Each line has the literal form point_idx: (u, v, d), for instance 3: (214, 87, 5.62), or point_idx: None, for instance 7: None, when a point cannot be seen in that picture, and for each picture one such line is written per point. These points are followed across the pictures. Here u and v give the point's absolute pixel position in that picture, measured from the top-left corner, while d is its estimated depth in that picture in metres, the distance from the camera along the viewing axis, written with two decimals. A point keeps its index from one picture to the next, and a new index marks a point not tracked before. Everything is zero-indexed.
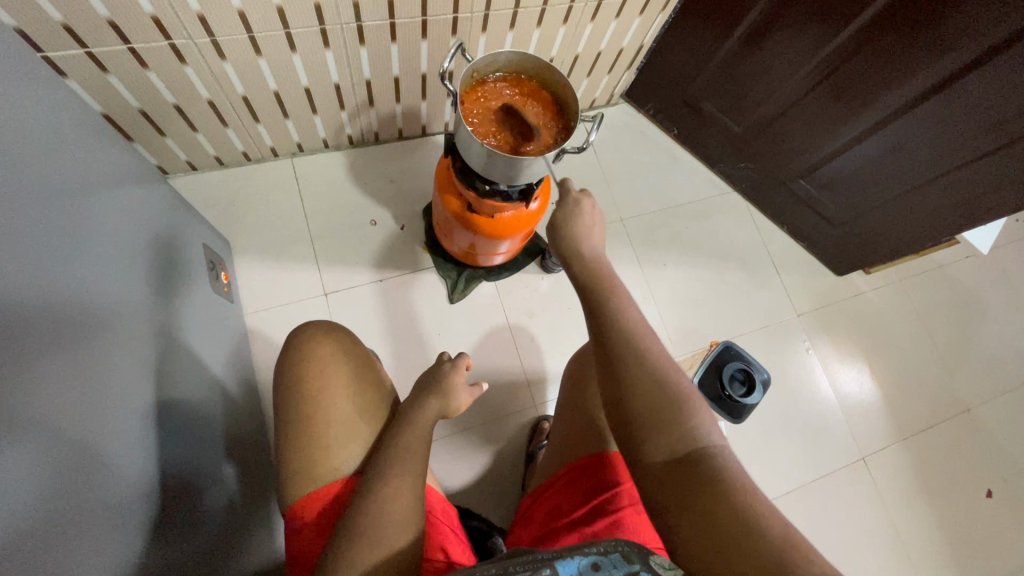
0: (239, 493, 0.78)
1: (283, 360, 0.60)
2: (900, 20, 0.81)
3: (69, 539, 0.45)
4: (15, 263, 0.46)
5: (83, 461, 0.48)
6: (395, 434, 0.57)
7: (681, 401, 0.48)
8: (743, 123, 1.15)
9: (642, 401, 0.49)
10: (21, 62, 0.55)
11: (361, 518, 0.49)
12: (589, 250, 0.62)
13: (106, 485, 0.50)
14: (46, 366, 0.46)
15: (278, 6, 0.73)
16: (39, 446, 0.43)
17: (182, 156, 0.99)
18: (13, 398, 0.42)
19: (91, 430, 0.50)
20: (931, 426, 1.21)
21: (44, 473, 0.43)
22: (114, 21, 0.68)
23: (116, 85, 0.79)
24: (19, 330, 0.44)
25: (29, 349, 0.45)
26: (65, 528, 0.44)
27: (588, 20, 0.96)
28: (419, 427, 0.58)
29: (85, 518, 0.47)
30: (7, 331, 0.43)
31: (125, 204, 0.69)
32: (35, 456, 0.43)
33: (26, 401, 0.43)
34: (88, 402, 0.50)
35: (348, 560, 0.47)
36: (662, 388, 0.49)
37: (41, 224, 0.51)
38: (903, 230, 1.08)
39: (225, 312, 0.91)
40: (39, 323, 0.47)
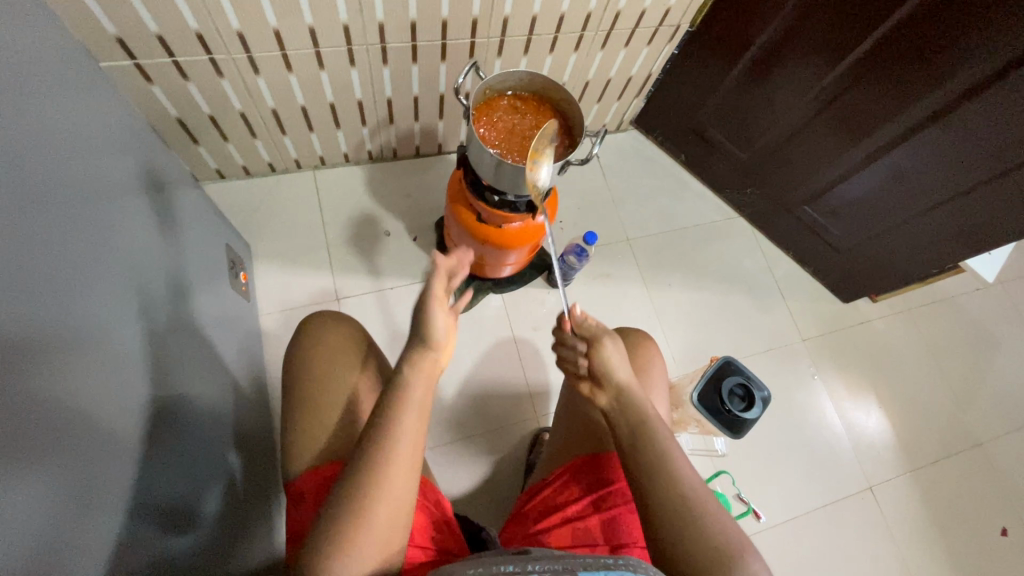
0: (243, 483, 0.80)
1: (292, 347, 0.64)
2: (896, 52, 0.86)
3: (100, 503, 0.47)
4: (70, 242, 0.50)
5: (116, 421, 0.52)
6: (383, 409, 0.50)
7: (729, 552, 0.49)
8: (748, 150, 1.19)
9: (687, 545, 0.50)
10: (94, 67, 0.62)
11: (351, 503, 0.46)
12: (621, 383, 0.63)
13: (132, 455, 0.53)
14: (91, 328, 0.51)
15: (311, 27, 0.79)
16: (80, 408, 0.47)
17: (212, 164, 1.06)
18: (70, 355, 0.47)
19: (121, 399, 0.53)
20: (942, 458, 1.19)
21: (83, 429, 0.47)
22: (162, 36, 0.75)
23: (158, 95, 0.85)
24: (75, 304, 0.49)
25: (82, 314, 0.49)
26: (98, 495, 0.47)
27: (598, 48, 1.02)
28: (417, 396, 0.51)
29: (115, 485, 0.50)
30: (68, 292, 0.48)
31: (163, 200, 0.74)
32: (79, 414, 0.47)
33: (80, 360, 0.48)
34: (120, 374, 0.54)
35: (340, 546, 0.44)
36: (709, 537, 0.50)
37: (91, 208, 0.55)
38: (908, 258, 1.09)
39: (242, 311, 0.95)
40: (89, 290, 0.51)
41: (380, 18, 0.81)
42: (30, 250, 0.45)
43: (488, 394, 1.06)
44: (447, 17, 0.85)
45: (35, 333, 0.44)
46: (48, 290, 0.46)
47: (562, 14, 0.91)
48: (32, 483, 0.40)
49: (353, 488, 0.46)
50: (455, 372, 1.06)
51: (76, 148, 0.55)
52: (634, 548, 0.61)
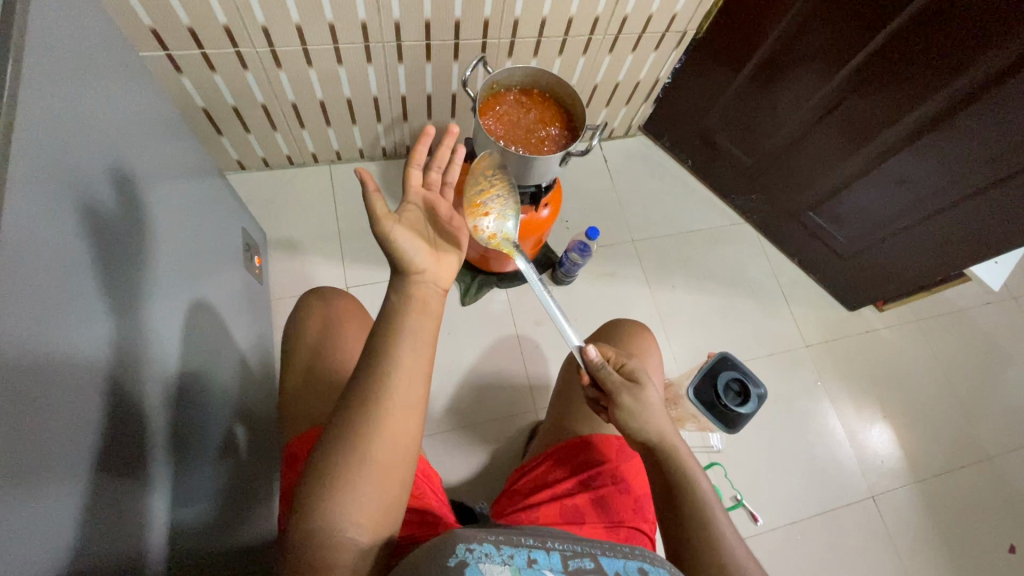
0: (250, 454, 0.83)
1: (300, 317, 0.74)
2: (895, 58, 0.88)
3: (133, 439, 0.51)
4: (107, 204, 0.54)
5: (145, 368, 0.55)
6: (372, 367, 0.49)
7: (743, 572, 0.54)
8: (753, 155, 1.20)
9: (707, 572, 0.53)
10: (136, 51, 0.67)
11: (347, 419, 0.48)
12: (653, 427, 0.60)
13: (159, 402, 0.57)
14: (134, 279, 0.55)
15: (331, 23, 0.84)
16: (121, 350, 0.51)
17: (233, 155, 1.11)
18: (119, 301, 0.51)
19: (151, 351, 0.57)
20: (949, 470, 1.17)
21: (123, 369, 0.51)
22: (193, 29, 0.80)
23: (187, 86, 0.91)
24: (122, 266, 0.53)
25: (127, 266, 0.54)
26: (133, 432, 0.51)
27: (606, 52, 1.05)
28: (407, 349, 0.50)
29: (145, 427, 0.54)
30: (117, 244, 0.53)
31: (192, 179, 0.78)
32: (121, 355, 0.51)
33: (124, 306, 0.52)
34: (150, 328, 0.58)
35: (328, 461, 0.47)
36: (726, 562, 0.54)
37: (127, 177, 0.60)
38: (912, 265, 1.09)
39: (255, 293, 0.99)
40: (133, 246, 0.56)
41: (396, 17, 0.86)
42: (97, 205, 0.50)
43: (489, 385, 1.08)
44: (460, 17, 0.89)
45: (97, 274, 0.48)
46: (106, 241, 0.51)
47: (570, 18, 0.95)
48: (94, 432, 0.45)
49: (349, 448, 0.47)
50: (457, 363, 1.08)
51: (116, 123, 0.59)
52: (618, 528, 0.62)
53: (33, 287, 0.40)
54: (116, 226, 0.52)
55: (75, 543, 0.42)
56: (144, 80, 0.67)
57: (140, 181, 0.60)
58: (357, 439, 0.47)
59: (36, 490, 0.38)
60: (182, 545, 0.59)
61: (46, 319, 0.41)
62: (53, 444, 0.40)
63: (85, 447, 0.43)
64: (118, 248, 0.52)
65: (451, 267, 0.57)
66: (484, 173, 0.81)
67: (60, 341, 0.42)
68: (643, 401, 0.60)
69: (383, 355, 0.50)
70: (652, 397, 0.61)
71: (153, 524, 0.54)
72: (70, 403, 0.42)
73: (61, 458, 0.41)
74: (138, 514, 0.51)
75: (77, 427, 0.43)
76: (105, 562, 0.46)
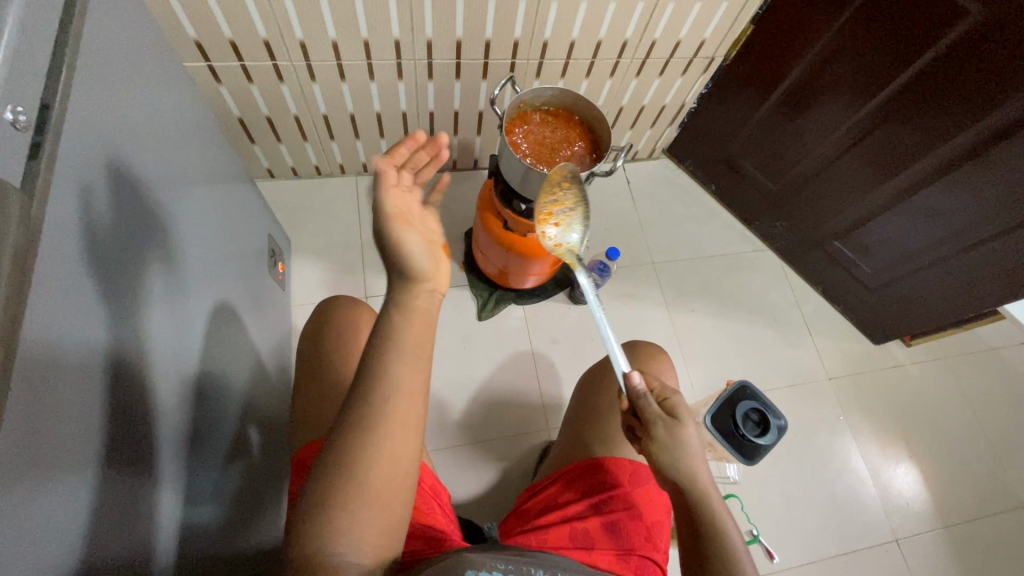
0: (263, 457, 0.83)
1: (316, 325, 0.75)
2: (925, 91, 0.87)
3: (151, 438, 0.52)
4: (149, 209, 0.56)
5: (167, 368, 0.56)
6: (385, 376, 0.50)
7: None
8: (778, 182, 1.19)
9: None
10: (179, 60, 0.69)
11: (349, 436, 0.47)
12: (688, 462, 0.59)
13: (178, 403, 0.58)
14: (162, 280, 0.56)
15: (365, 40, 0.86)
16: (144, 349, 0.52)
17: (264, 163, 1.14)
18: (146, 300, 0.53)
19: (175, 352, 0.58)
20: (978, 517, 1.12)
21: (146, 369, 0.52)
22: (234, 42, 0.83)
23: (224, 95, 0.94)
24: (148, 267, 0.54)
25: (157, 268, 0.55)
26: (151, 431, 0.52)
27: (633, 75, 1.06)
28: (407, 365, 0.49)
29: (163, 428, 0.55)
30: (150, 246, 0.54)
31: (223, 185, 0.80)
32: (145, 354, 0.52)
33: (152, 306, 0.54)
34: (176, 328, 0.59)
35: (330, 480, 0.46)
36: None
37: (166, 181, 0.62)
38: (942, 300, 1.06)
39: (277, 298, 1.01)
40: (164, 248, 0.57)
41: (429, 36, 0.88)
42: (133, 207, 0.52)
43: (502, 403, 1.07)
44: (491, 37, 0.91)
45: (129, 275, 0.50)
46: (139, 242, 0.52)
47: (599, 41, 0.96)
48: (119, 428, 0.46)
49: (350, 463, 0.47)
50: (470, 378, 1.08)
51: (160, 128, 0.62)
52: (629, 556, 0.60)
53: (65, 281, 0.41)
54: (146, 228, 0.54)
55: (86, 539, 0.42)
56: (186, 89, 0.70)
57: (173, 185, 0.62)
58: (358, 459, 0.47)
59: (48, 485, 0.38)
60: (190, 547, 0.59)
61: (73, 312, 0.42)
62: (77, 438, 0.41)
63: (99, 442, 0.44)
64: (147, 249, 0.54)
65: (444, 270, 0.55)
66: (562, 180, 0.75)
67: (84, 335, 0.43)
68: (682, 435, 0.59)
69: (383, 371, 0.49)
70: (691, 434, 0.59)
71: (162, 526, 0.54)
72: (87, 396, 0.43)
73: (86, 449, 0.42)
74: (147, 515, 0.51)
75: (100, 423, 0.44)
76: (118, 557, 0.46)
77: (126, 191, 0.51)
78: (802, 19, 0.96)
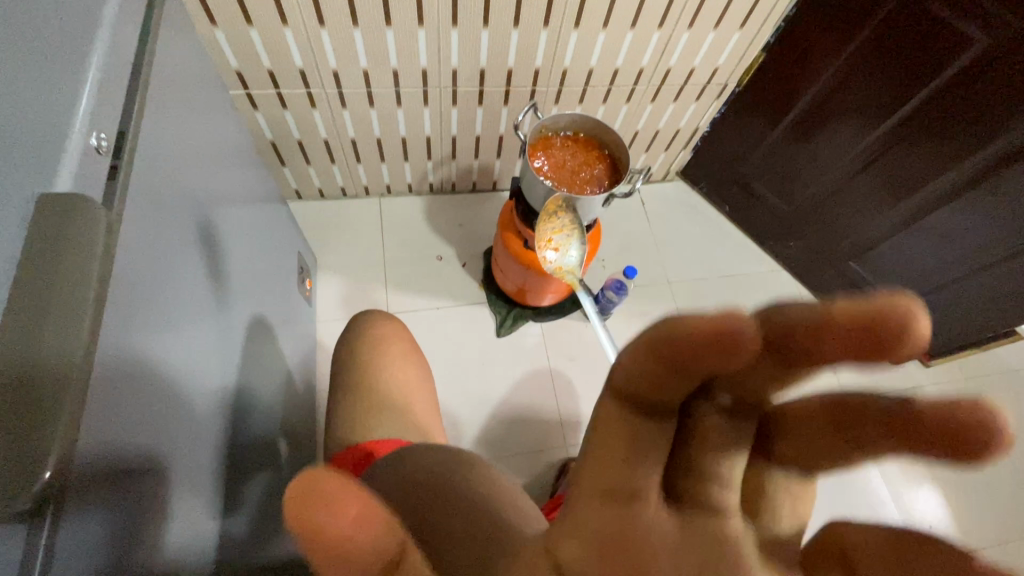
0: (290, 469, 0.85)
1: (346, 337, 0.78)
2: (935, 115, 0.89)
3: (193, 444, 0.55)
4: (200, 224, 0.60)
5: (209, 379, 0.59)
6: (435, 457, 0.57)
7: None
8: (791, 204, 1.22)
9: None
10: (224, 89, 0.74)
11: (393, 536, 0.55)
12: None
13: (216, 412, 0.61)
14: (206, 293, 0.60)
15: (394, 69, 0.91)
16: (190, 359, 0.55)
17: (293, 184, 1.19)
18: (192, 315, 0.56)
19: (215, 363, 0.61)
20: (1004, 541, 1.10)
21: (191, 377, 0.55)
22: (272, 71, 0.89)
23: (259, 121, 0.99)
24: (196, 281, 0.57)
25: (202, 282, 0.59)
26: (194, 437, 0.55)
27: (649, 101, 1.10)
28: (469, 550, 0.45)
29: (204, 436, 0.57)
30: (198, 262, 0.58)
31: (260, 206, 0.84)
32: (190, 364, 0.55)
33: (197, 318, 0.57)
34: (217, 340, 0.62)
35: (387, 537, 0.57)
36: None
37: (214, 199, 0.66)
38: (960, 320, 1.07)
39: (304, 313, 1.04)
40: (208, 263, 0.61)
41: (454, 64, 0.93)
42: (185, 224, 0.56)
43: (520, 419, 1.08)
44: (513, 65, 0.95)
45: (180, 286, 0.53)
46: (188, 257, 0.56)
47: (616, 69, 1.00)
48: (165, 433, 0.49)
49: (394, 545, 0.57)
50: (489, 394, 1.09)
51: (210, 151, 0.66)
52: None
53: (132, 292, 0.44)
54: (194, 244, 0.57)
55: (132, 537, 0.44)
56: (229, 116, 0.75)
57: (218, 204, 0.66)
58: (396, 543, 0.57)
59: (110, 481, 0.41)
60: (223, 554, 0.61)
61: (138, 322, 0.45)
62: (134, 440, 0.44)
63: (149, 446, 0.46)
64: (195, 264, 0.57)
65: (990, 409, 0.23)
66: (557, 210, 0.86)
67: (145, 343, 0.46)
68: None
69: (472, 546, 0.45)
70: None
71: (198, 531, 0.56)
72: (146, 401, 0.46)
73: (138, 451, 0.45)
74: (186, 516, 0.53)
75: (153, 426, 0.47)
76: (161, 556, 0.49)
77: (181, 209, 0.55)
78: (811, 48, 0.99)
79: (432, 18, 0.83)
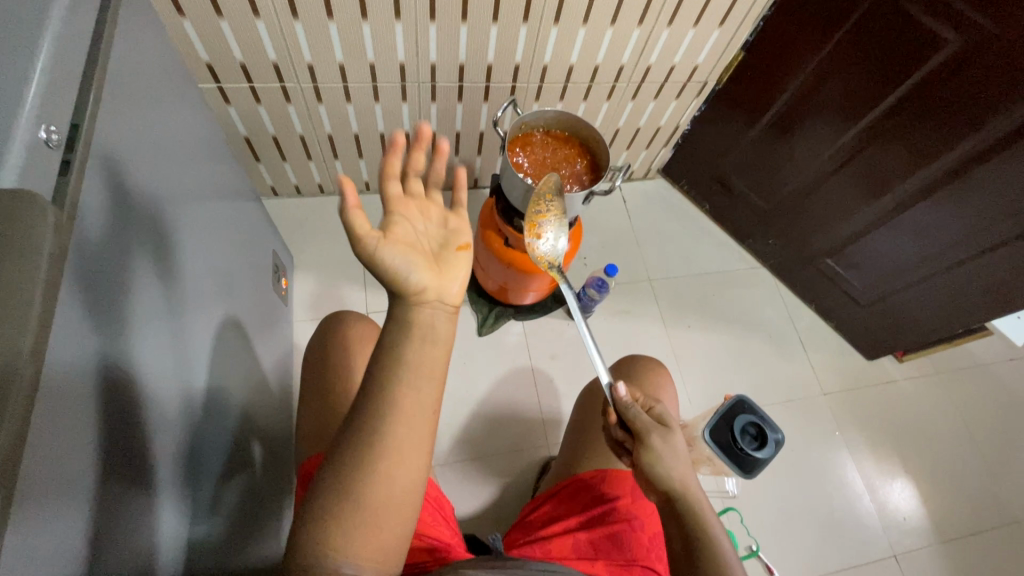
0: (265, 472, 0.83)
1: (321, 338, 0.76)
2: (909, 113, 0.91)
3: (160, 449, 0.53)
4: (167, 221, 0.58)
5: (177, 382, 0.57)
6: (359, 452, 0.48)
7: None
8: (770, 201, 1.23)
9: None
10: (193, 82, 0.72)
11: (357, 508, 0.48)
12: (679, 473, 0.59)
13: (185, 415, 0.59)
14: (173, 294, 0.58)
15: (371, 63, 0.89)
16: (156, 361, 0.53)
17: (269, 181, 1.16)
18: (158, 316, 0.54)
19: (184, 365, 0.59)
20: (973, 531, 1.13)
21: (157, 381, 0.53)
22: (245, 64, 0.86)
23: (232, 115, 0.96)
24: (160, 280, 0.55)
25: (168, 282, 0.57)
26: (161, 443, 0.53)
27: (629, 98, 1.10)
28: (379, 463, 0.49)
29: (171, 441, 0.55)
30: (163, 261, 0.56)
31: (231, 204, 0.82)
32: (157, 366, 0.53)
33: (163, 319, 0.55)
34: (185, 342, 0.60)
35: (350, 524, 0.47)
36: None
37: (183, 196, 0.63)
38: (932, 315, 1.09)
39: (280, 312, 1.02)
40: (175, 261, 0.59)
41: (432, 59, 0.91)
42: (149, 222, 0.53)
43: (501, 417, 1.07)
44: (492, 61, 0.94)
45: (144, 287, 0.51)
46: (153, 256, 0.54)
47: (596, 66, 1.00)
48: (129, 440, 0.47)
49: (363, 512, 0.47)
50: (470, 393, 1.08)
51: (177, 147, 0.64)
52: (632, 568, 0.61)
53: (89, 290, 0.42)
54: (160, 243, 0.55)
55: (93, 547, 0.42)
56: (198, 111, 0.72)
57: (186, 201, 0.64)
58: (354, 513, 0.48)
59: (66, 490, 0.39)
60: (193, 563, 0.59)
61: (95, 321, 0.43)
62: (93, 447, 0.42)
63: (110, 453, 0.44)
64: (160, 263, 0.55)
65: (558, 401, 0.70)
66: (546, 193, 0.82)
67: (104, 346, 0.44)
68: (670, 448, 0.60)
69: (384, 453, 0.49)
70: (681, 451, 0.60)
71: (165, 539, 0.54)
72: (107, 404, 0.44)
73: (99, 458, 0.43)
74: (152, 524, 0.51)
75: (116, 432, 0.45)
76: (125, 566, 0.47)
77: (144, 207, 0.53)
78: (790, 45, 1.00)
79: (409, 11, 0.81)
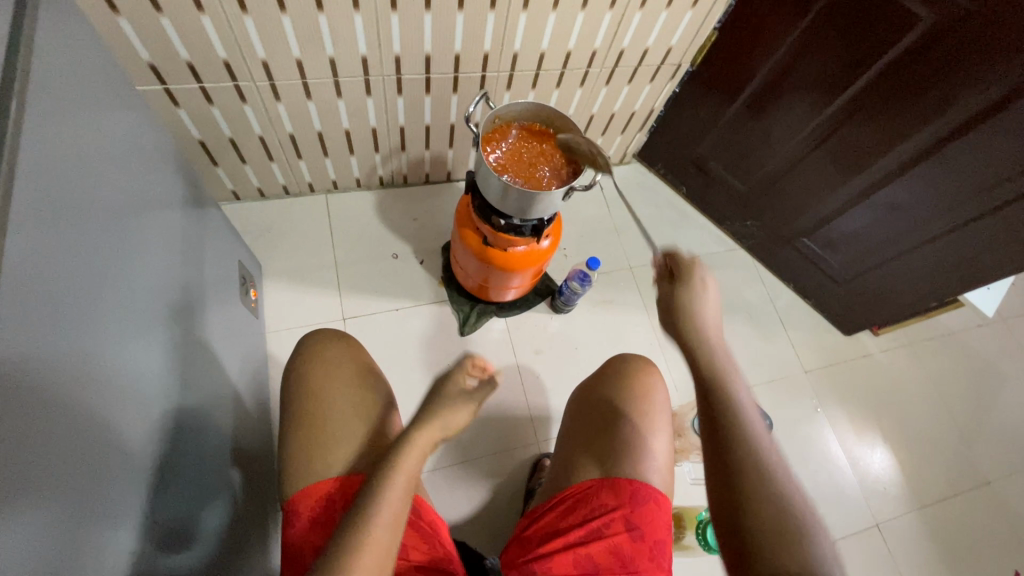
0: (245, 497, 0.79)
1: (297, 357, 0.73)
2: (886, 89, 0.89)
3: (134, 493, 0.50)
4: (118, 248, 0.53)
5: (146, 419, 0.54)
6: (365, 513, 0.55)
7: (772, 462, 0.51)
8: (747, 181, 1.22)
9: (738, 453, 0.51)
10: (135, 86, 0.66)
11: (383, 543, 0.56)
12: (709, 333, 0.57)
13: (157, 451, 0.55)
14: (131, 327, 0.53)
15: (332, 57, 0.84)
16: (119, 403, 0.49)
17: (229, 184, 1.09)
18: (117, 353, 0.50)
19: (152, 400, 0.56)
20: (949, 495, 1.17)
21: (122, 426, 0.49)
22: (192, 64, 0.80)
23: (183, 117, 0.89)
24: (115, 314, 0.50)
25: (125, 315, 0.52)
26: (134, 487, 0.50)
27: (603, 84, 1.07)
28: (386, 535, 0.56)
29: (145, 483, 0.52)
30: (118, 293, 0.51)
31: (189, 216, 0.76)
32: (121, 408, 0.50)
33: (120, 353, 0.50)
34: (150, 373, 0.56)
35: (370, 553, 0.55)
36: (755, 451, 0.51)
37: (136, 215, 0.59)
38: (907, 290, 1.11)
39: (251, 326, 0.97)
40: (130, 290, 0.54)
41: (397, 51, 0.86)
42: (97, 249, 0.49)
43: (489, 419, 1.06)
44: (460, 51, 0.89)
45: (95, 323, 0.47)
46: (104, 288, 0.49)
47: (569, 51, 0.96)
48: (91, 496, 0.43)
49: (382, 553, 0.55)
50: None
51: (123, 162, 0.58)
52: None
53: (24, 334, 0.38)
54: (111, 268, 0.51)
55: None
56: (143, 118, 0.66)
57: (136, 218, 0.58)
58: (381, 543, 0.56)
59: (20, 557, 0.35)
60: None
61: (33, 366, 0.38)
62: (50, 512, 0.38)
63: (70, 512, 0.41)
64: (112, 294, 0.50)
65: None
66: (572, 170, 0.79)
67: (53, 400, 0.40)
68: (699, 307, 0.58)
69: None
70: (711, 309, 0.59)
71: None
72: (62, 455, 0.40)
73: (58, 523, 0.39)
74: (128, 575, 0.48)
75: (76, 491, 0.42)
76: None
77: (92, 234, 0.48)
78: (764, 22, 0.98)
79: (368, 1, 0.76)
